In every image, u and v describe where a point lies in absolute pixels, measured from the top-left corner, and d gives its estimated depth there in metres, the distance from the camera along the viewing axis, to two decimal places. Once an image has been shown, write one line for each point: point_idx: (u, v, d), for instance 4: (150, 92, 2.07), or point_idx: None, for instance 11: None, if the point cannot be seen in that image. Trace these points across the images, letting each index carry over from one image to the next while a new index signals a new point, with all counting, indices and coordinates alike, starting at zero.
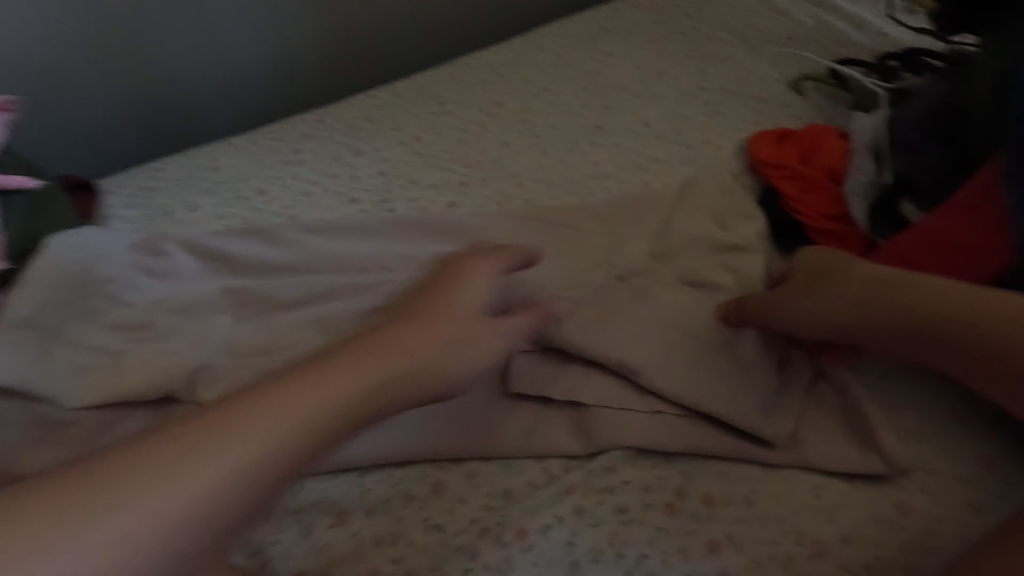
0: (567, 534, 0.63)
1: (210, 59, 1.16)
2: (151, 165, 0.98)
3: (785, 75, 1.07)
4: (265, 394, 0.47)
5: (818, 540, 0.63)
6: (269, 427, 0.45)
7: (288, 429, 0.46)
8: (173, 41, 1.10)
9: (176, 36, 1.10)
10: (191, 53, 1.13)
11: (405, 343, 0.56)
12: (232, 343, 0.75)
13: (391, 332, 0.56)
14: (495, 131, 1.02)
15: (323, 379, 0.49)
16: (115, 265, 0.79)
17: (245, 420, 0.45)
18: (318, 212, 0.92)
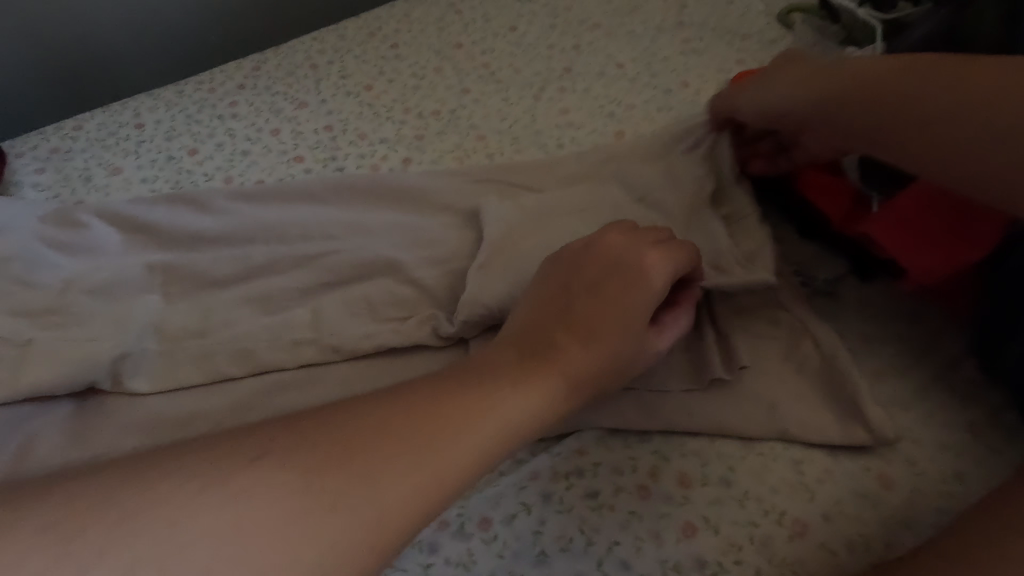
0: (532, 523, 0.55)
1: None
2: (65, 123, 0.85)
3: (767, 8, 0.99)
4: (380, 401, 0.44)
5: (814, 516, 0.55)
6: (397, 475, 0.40)
7: (458, 462, 0.43)
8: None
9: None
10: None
11: (506, 392, 0.48)
12: (161, 325, 0.66)
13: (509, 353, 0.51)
14: (454, 77, 0.92)
15: (462, 397, 0.46)
16: (17, 240, 0.69)
17: (369, 449, 0.41)
18: (258, 173, 0.81)
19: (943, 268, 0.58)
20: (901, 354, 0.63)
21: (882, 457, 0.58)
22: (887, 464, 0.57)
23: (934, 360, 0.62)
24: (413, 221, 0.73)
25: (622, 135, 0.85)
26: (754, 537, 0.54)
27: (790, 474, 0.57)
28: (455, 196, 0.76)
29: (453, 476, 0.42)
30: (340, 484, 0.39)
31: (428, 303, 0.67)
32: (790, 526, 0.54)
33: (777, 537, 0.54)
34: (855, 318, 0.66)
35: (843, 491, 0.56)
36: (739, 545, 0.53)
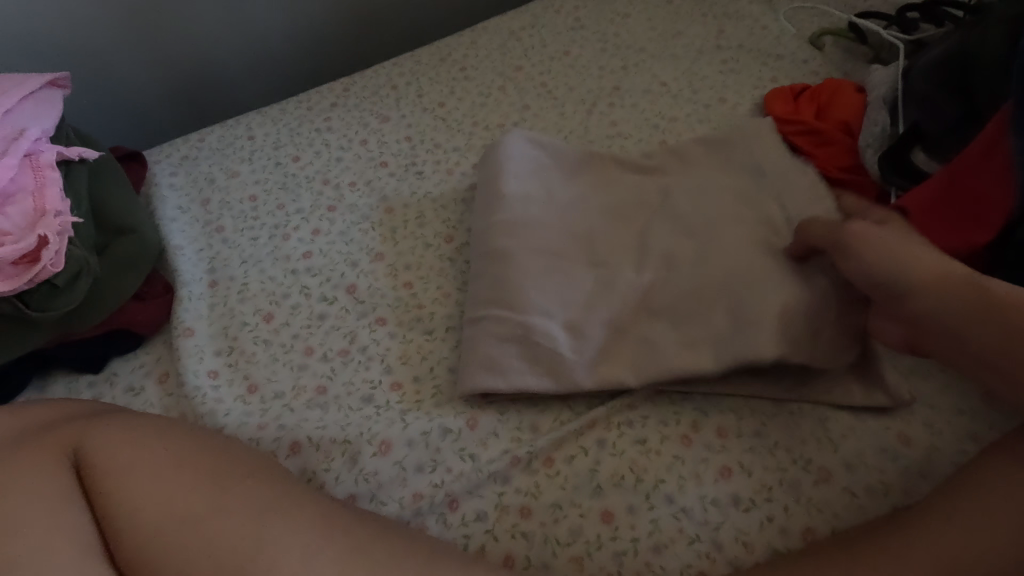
0: (591, 462, 0.65)
1: (236, 32, 1.10)
2: (191, 137, 1.01)
3: (801, 32, 1.08)
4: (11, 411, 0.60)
5: (838, 464, 0.63)
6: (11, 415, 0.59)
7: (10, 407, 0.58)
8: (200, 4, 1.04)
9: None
10: (215, 15, 1.06)
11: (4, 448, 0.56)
12: (281, 302, 0.80)
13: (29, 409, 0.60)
14: (517, 95, 1.04)
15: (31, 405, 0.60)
16: (181, 237, 0.87)
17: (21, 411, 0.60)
18: (350, 176, 0.94)
19: (959, 248, 0.64)
20: None
21: (899, 417, 0.65)
22: (906, 424, 0.64)
23: None
24: (527, 187, 0.81)
25: (666, 144, 0.95)
26: (783, 480, 0.62)
27: (817, 430, 0.65)
28: (542, 178, 0.83)
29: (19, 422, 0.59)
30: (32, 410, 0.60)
31: (537, 269, 0.74)
32: (817, 472, 0.62)
33: (804, 481, 0.62)
34: None
35: (865, 445, 0.64)
36: (770, 486, 0.62)
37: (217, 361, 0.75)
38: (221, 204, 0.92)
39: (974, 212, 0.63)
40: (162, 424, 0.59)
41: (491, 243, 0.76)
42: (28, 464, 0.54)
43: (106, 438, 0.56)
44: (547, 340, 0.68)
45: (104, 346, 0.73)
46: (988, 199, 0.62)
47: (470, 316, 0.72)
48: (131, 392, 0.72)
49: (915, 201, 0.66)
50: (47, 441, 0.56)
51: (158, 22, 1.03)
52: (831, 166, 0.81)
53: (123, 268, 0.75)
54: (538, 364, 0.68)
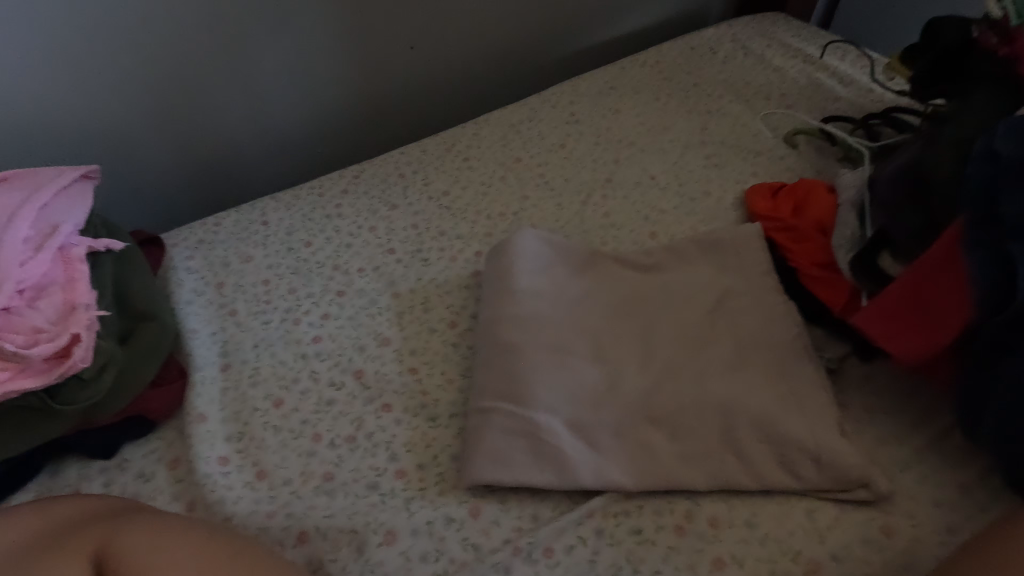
0: (589, 553, 0.67)
1: (255, 122, 1.18)
2: (208, 220, 1.07)
3: (777, 131, 1.18)
4: (34, 512, 0.63)
5: (826, 556, 0.66)
6: (35, 521, 0.62)
7: (35, 523, 0.62)
8: (225, 99, 1.13)
9: (221, 88, 1.11)
10: (237, 109, 1.15)
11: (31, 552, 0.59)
12: (290, 388, 0.83)
13: (50, 513, 0.63)
14: (517, 185, 1.12)
15: (51, 510, 0.63)
16: (197, 321, 0.91)
17: (42, 511, 0.63)
18: (359, 261, 1.00)
19: (921, 349, 0.69)
20: (894, 422, 0.75)
21: (881, 508, 0.69)
22: (887, 515, 0.68)
23: (922, 428, 0.74)
24: (531, 283, 0.87)
25: (656, 235, 1.02)
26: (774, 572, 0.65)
27: (805, 521, 0.68)
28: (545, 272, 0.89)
29: (41, 527, 0.61)
30: (53, 515, 0.63)
31: (539, 364, 0.79)
32: (805, 563, 0.65)
33: (793, 572, 0.65)
34: (857, 389, 0.79)
35: (850, 537, 0.67)
36: None
37: (227, 447, 0.77)
38: (235, 288, 0.96)
39: (936, 317, 0.69)
40: (183, 524, 0.61)
41: (498, 336, 0.82)
42: (55, 567, 0.57)
43: (131, 539, 0.59)
44: (551, 435, 0.73)
45: (119, 432, 0.76)
46: (948, 307, 0.68)
47: (474, 410, 0.77)
48: (142, 478, 0.75)
49: (880, 308, 0.72)
50: (70, 543, 0.59)
51: (184, 115, 1.11)
52: (808, 262, 0.88)
53: (144, 356, 0.78)
54: (539, 458, 0.72)
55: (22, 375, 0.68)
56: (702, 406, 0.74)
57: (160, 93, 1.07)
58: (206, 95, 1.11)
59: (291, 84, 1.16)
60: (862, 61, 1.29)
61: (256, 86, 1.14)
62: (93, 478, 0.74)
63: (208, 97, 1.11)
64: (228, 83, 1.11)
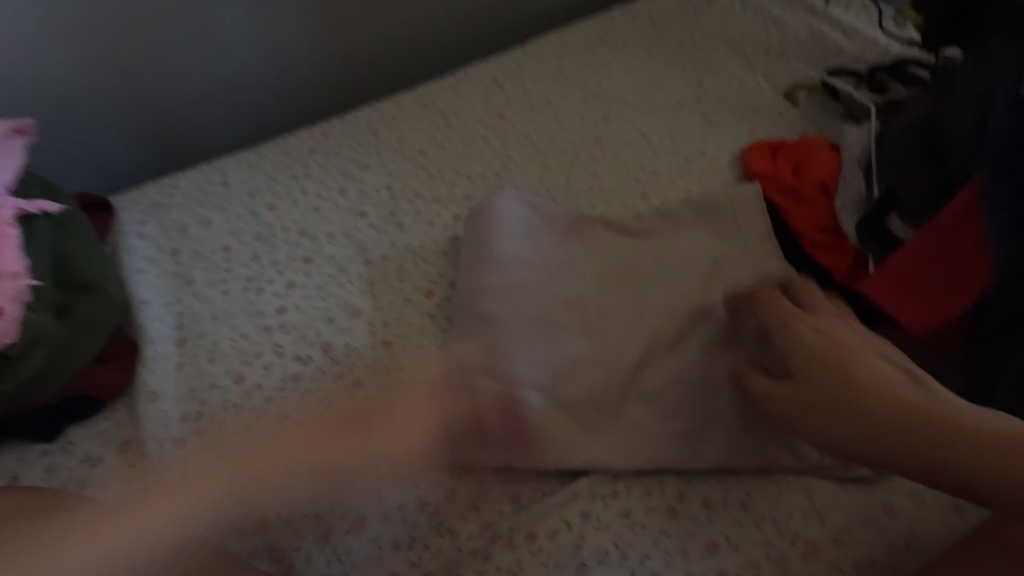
0: (574, 537, 0.62)
1: (211, 73, 1.08)
2: (163, 182, 0.98)
3: (776, 87, 1.11)
4: None
5: (826, 539, 0.62)
6: None
7: None
8: (175, 47, 1.03)
9: (170, 36, 1.01)
10: (190, 62, 1.05)
11: None
12: (253, 363, 0.77)
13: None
14: (499, 144, 1.04)
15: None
16: (150, 292, 0.84)
17: None
18: (328, 226, 0.92)
19: (935, 320, 0.63)
20: None
21: (884, 487, 0.65)
22: (889, 493, 0.64)
23: None
24: (511, 249, 0.81)
25: (647, 198, 0.95)
26: (770, 556, 0.61)
27: (803, 502, 0.64)
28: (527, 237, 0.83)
29: None
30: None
31: (519, 337, 0.73)
32: (803, 546, 0.61)
33: (792, 555, 0.61)
34: None
35: (850, 517, 0.63)
36: (757, 563, 0.60)
37: (183, 427, 0.71)
38: (193, 256, 0.88)
39: (948, 287, 0.64)
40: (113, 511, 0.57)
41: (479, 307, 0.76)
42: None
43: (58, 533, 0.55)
44: (533, 415, 0.68)
45: (61, 413, 0.69)
46: (962, 276, 0.63)
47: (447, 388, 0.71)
48: (87, 462, 0.68)
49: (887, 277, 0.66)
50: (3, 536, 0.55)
51: (131, 65, 1.01)
52: (808, 226, 0.82)
53: (84, 331, 0.71)
54: (521, 440, 0.67)
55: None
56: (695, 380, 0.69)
57: (100, 39, 0.97)
58: (153, 46, 1.01)
59: (250, 34, 1.07)
60: (867, 13, 1.21)
61: (209, 35, 1.04)
62: (35, 463, 0.68)
63: (155, 45, 1.01)
64: (176, 29, 1.01)
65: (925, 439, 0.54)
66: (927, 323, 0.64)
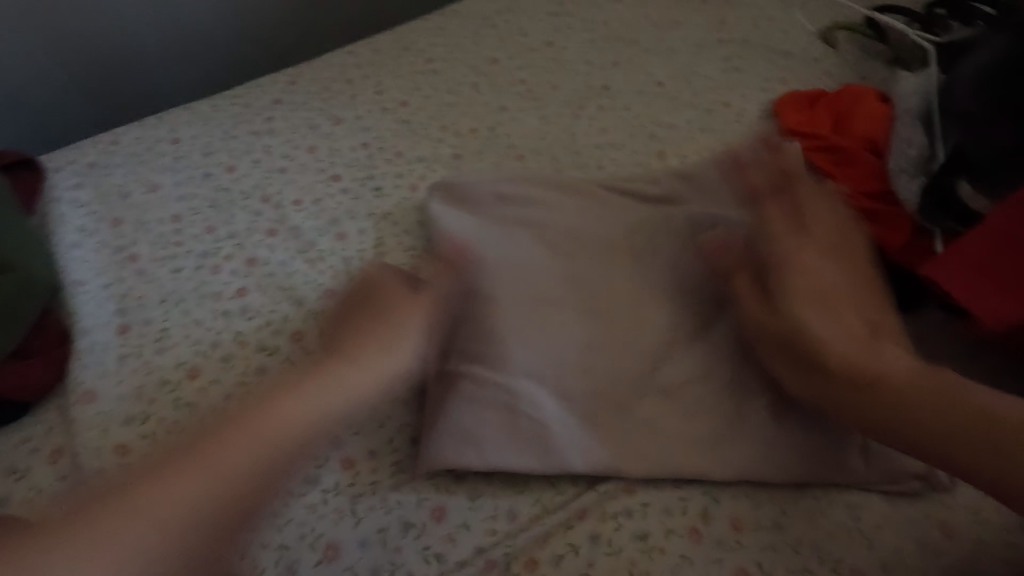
0: (581, 565, 0.54)
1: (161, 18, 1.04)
2: (103, 137, 0.85)
3: (812, 26, 0.96)
4: None
5: (875, 566, 0.53)
6: None
7: None
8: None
9: None
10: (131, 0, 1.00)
11: None
12: (208, 354, 0.66)
13: None
14: (492, 94, 0.90)
15: None
16: (82, 267, 0.71)
17: None
18: (294, 191, 0.79)
19: (1017, 315, 0.54)
20: None
21: (942, 504, 0.56)
22: (947, 512, 0.55)
23: None
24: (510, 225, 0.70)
25: (664, 157, 0.83)
26: None
27: (848, 521, 0.55)
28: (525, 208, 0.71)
29: None
30: None
31: (517, 320, 0.62)
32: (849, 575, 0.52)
33: None
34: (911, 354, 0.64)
35: (903, 539, 0.54)
36: None
37: (127, 432, 0.60)
38: (136, 226, 0.76)
39: None
40: (17, 533, 0.47)
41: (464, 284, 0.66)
42: None
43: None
44: (532, 406, 0.58)
45: None
46: None
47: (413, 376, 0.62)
48: (11, 476, 0.58)
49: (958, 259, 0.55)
50: None
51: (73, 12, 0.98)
52: (855, 191, 0.70)
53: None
54: (517, 439, 0.57)
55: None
56: (717, 372, 0.60)
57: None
58: None
59: None
60: None
61: None
62: None
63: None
64: None
65: (958, 429, 0.46)
66: (1007, 315, 0.54)
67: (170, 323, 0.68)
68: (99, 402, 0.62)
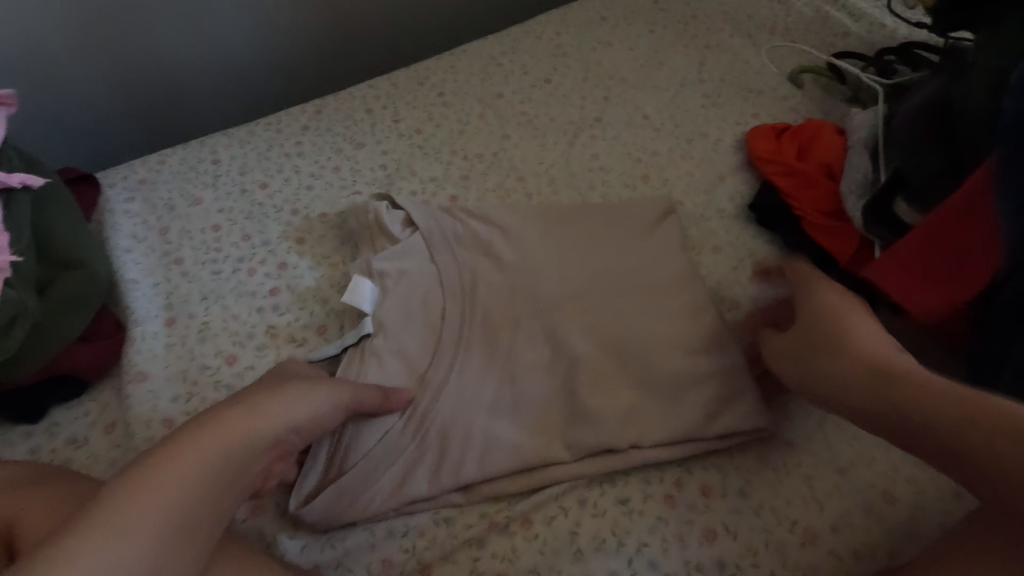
0: (570, 524, 0.62)
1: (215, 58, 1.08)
2: (151, 158, 0.95)
3: (781, 68, 1.09)
4: None
5: (824, 526, 0.61)
6: None
7: None
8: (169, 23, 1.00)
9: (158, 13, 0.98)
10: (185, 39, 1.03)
11: None
12: (245, 343, 0.74)
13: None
14: (497, 123, 1.02)
15: None
16: (135, 269, 0.81)
17: None
18: (321, 205, 0.90)
19: (940, 306, 0.64)
20: None
21: (886, 476, 0.64)
22: (890, 482, 0.63)
23: None
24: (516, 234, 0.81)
25: (648, 180, 0.93)
26: (769, 543, 0.60)
27: (803, 489, 0.63)
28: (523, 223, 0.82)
29: None
30: None
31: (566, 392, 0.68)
32: (802, 534, 0.60)
33: (790, 544, 0.60)
34: None
35: (850, 505, 0.62)
36: (755, 550, 0.60)
37: (174, 407, 0.69)
38: (181, 234, 0.85)
39: (954, 270, 0.63)
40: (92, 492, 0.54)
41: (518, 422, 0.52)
42: None
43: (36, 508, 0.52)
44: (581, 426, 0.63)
45: (44, 393, 0.67)
46: (968, 260, 0.62)
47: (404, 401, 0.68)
48: (73, 445, 0.67)
49: (889, 261, 0.66)
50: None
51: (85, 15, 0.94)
52: (812, 210, 0.81)
53: (66, 309, 0.69)
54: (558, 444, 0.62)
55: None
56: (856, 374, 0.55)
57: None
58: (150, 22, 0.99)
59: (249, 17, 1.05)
60: None
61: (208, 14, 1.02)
62: (22, 448, 0.66)
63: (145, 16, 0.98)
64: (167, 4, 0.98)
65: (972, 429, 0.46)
66: (932, 306, 0.64)
67: (211, 316, 0.77)
68: (149, 382, 0.70)
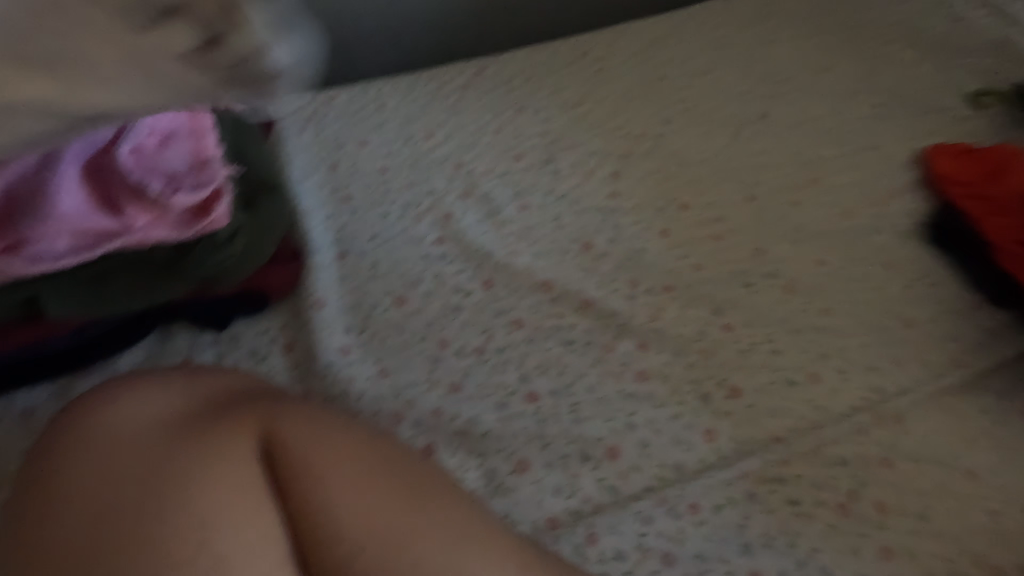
0: (739, 516, 0.61)
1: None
2: (320, 93, 0.96)
3: (960, 88, 1.03)
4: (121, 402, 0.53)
5: (1007, 563, 0.59)
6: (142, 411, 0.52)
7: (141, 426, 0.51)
8: None
9: None
10: None
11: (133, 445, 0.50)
12: (414, 286, 0.76)
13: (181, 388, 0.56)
14: (657, 105, 0.99)
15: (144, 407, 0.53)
16: (310, 200, 0.83)
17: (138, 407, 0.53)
18: (483, 163, 0.89)
19: None
20: None
21: None
22: None
23: None
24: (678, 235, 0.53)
25: (817, 182, 0.89)
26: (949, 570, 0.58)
27: (986, 523, 0.61)
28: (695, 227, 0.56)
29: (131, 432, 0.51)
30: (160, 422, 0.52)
31: None
32: (984, 568, 0.58)
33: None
34: None
35: None
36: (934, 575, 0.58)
37: (350, 337, 0.71)
38: (351, 171, 0.87)
39: None
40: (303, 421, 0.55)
41: None
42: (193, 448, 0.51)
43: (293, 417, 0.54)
44: None
45: (232, 307, 0.70)
46: None
47: None
48: (255, 358, 0.69)
49: None
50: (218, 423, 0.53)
51: None
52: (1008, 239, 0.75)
53: (267, 225, 0.70)
54: None
55: (158, 222, 0.60)
56: None
57: None
58: None
59: None
60: None
61: None
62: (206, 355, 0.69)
63: None
64: None
65: None
66: None
67: (383, 255, 0.78)
68: (326, 312, 0.72)
